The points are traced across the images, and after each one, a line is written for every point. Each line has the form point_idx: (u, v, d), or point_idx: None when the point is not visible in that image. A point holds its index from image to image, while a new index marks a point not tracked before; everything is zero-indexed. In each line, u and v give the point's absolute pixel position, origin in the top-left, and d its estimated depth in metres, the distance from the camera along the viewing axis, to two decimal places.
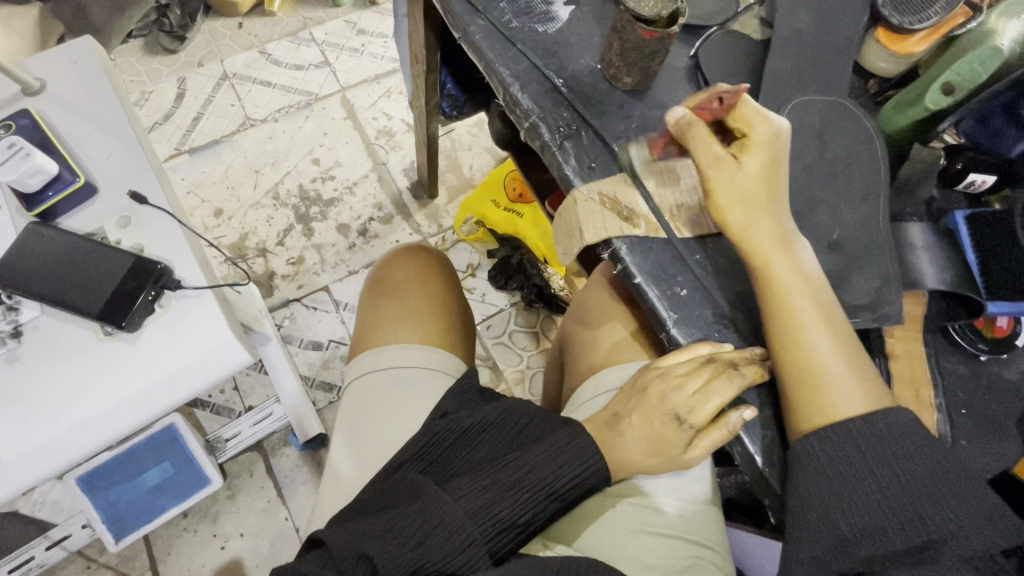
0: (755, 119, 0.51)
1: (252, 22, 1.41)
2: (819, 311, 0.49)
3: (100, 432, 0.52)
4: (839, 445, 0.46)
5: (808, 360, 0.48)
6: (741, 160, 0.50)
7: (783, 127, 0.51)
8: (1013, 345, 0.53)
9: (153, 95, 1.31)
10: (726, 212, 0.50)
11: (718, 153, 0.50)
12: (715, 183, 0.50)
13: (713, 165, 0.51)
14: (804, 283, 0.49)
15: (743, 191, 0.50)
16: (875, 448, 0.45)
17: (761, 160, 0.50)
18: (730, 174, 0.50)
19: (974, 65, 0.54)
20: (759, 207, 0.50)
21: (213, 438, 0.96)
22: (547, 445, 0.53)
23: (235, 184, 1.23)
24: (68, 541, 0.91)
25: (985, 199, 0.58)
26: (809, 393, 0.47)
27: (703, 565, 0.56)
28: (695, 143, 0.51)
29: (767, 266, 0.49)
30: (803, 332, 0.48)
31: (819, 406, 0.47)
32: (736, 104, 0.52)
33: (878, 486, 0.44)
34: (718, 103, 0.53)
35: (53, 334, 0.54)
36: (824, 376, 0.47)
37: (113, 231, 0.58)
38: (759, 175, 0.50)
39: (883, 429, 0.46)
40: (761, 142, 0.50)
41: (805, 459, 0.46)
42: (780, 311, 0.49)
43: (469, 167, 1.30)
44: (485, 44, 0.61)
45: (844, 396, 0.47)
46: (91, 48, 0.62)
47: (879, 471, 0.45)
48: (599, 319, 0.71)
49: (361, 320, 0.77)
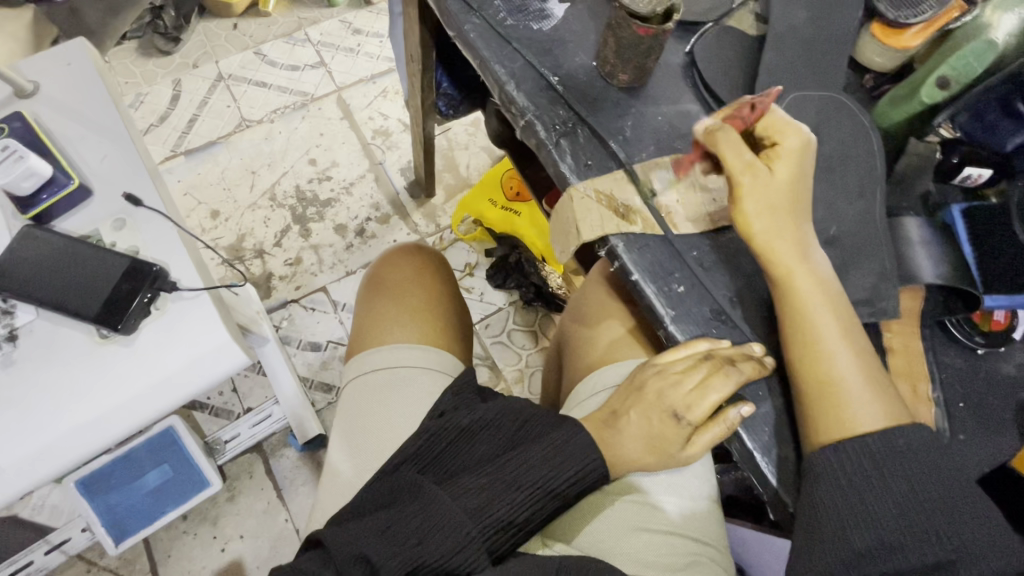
0: (786, 128, 0.50)
1: (247, 23, 1.40)
2: (840, 325, 0.48)
3: (97, 435, 0.52)
4: (856, 460, 0.46)
5: (828, 373, 0.47)
6: (770, 168, 0.49)
7: (813, 139, 0.50)
8: (1010, 338, 0.53)
9: (148, 97, 1.30)
10: (751, 220, 0.49)
11: (750, 159, 0.49)
12: (747, 189, 0.49)
13: (745, 172, 0.49)
14: (825, 296, 0.49)
15: (772, 198, 0.49)
16: (893, 465, 0.45)
17: (790, 170, 0.49)
18: (762, 181, 0.49)
19: (970, 59, 0.54)
20: (784, 216, 0.49)
21: (212, 440, 0.96)
22: (545, 444, 0.52)
23: (231, 185, 1.23)
24: (68, 545, 0.91)
25: (980, 192, 0.58)
26: (826, 405, 0.47)
27: (703, 562, 0.56)
28: (724, 149, 0.50)
29: (788, 277, 0.49)
30: (822, 345, 0.48)
31: (835, 417, 0.47)
32: (767, 113, 0.52)
33: (894, 502, 0.44)
34: (749, 110, 0.52)
35: (49, 338, 0.54)
36: (840, 388, 0.47)
37: (109, 233, 0.58)
38: (788, 183, 0.49)
39: (902, 446, 0.46)
40: (791, 150, 0.50)
41: (822, 472, 0.45)
42: (801, 324, 0.48)
43: (466, 167, 1.29)
44: (480, 43, 0.60)
45: (863, 411, 0.47)
46: (84, 50, 0.61)
47: (896, 488, 0.45)
48: (596, 317, 0.71)
49: (358, 320, 0.77)
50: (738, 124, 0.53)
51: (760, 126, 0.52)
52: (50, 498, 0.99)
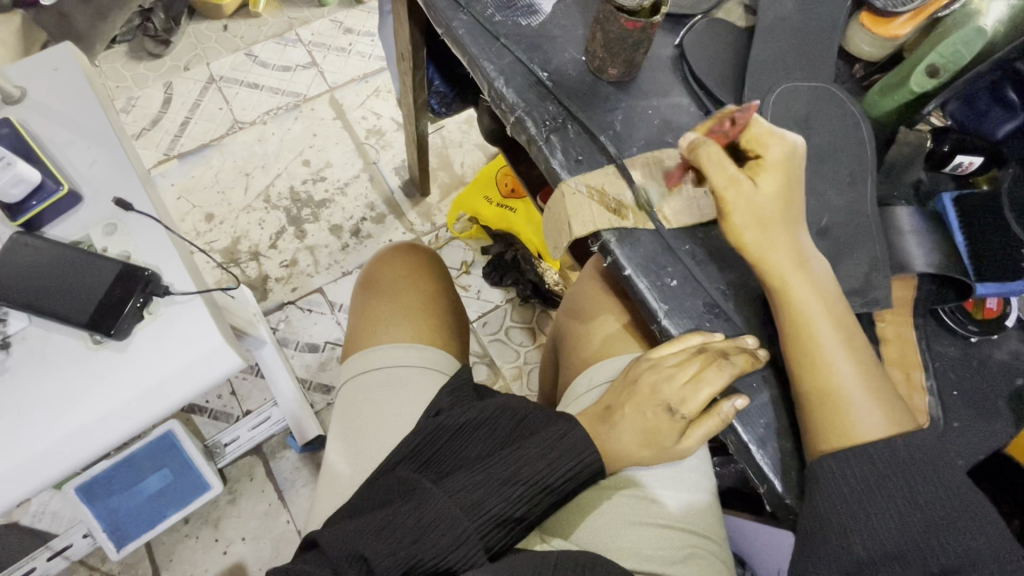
0: (769, 138, 0.50)
1: (237, 25, 1.40)
2: (840, 333, 0.48)
3: (88, 443, 0.51)
4: (858, 468, 0.45)
5: (829, 381, 0.47)
6: (755, 182, 0.49)
7: (799, 144, 0.50)
8: (1004, 326, 0.53)
9: (139, 101, 1.30)
10: (742, 231, 0.49)
11: (732, 172, 0.49)
12: (731, 204, 0.49)
13: (728, 185, 0.49)
14: (824, 302, 0.49)
15: (761, 210, 0.49)
16: (895, 474, 0.45)
17: (776, 182, 0.49)
18: (746, 195, 0.49)
19: (958, 46, 0.54)
20: (777, 222, 0.49)
21: (212, 444, 0.97)
22: (541, 439, 0.52)
23: (225, 188, 1.23)
24: (70, 551, 0.91)
25: (973, 180, 0.58)
26: (828, 414, 0.46)
27: (701, 555, 0.57)
28: (708, 164, 0.50)
29: (784, 278, 0.49)
30: (823, 353, 0.48)
31: (836, 425, 0.46)
32: (751, 124, 0.51)
33: (895, 511, 0.44)
34: (730, 124, 0.51)
35: (43, 345, 0.54)
36: (842, 397, 0.47)
37: (100, 238, 0.57)
38: (773, 194, 0.49)
39: (905, 456, 0.45)
40: (776, 162, 0.49)
41: (822, 479, 0.45)
42: (801, 332, 0.48)
43: (460, 164, 1.29)
44: (468, 39, 0.60)
45: (864, 419, 0.46)
46: (72, 55, 0.61)
47: (897, 498, 0.44)
48: (591, 312, 0.71)
49: (352, 322, 0.76)
50: (719, 138, 0.52)
51: (744, 138, 0.51)
52: (51, 504, 0.99)
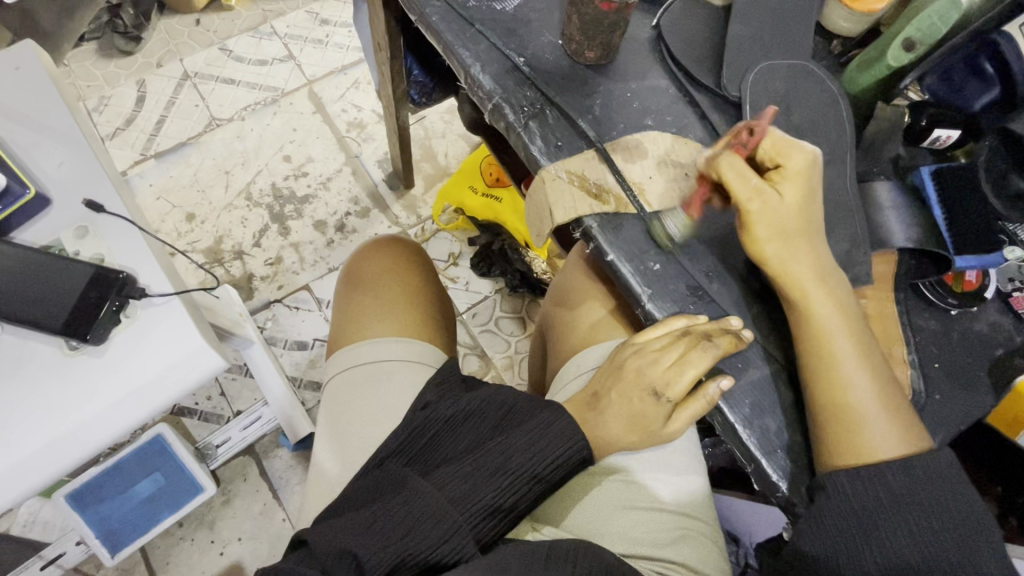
0: (789, 149, 0.50)
1: (210, 19, 1.37)
2: (856, 348, 0.48)
3: (69, 450, 0.50)
4: (869, 486, 0.45)
5: (845, 400, 0.47)
6: (777, 192, 0.49)
7: (818, 155, 0.50)
8: (982, 298, 0.54)
9: (111, 100, 1.27)
10: (763, 244, 0.49)
11: (754, 184, 0.49)
12: (755, 216, 0.49)
13: (753, 197, 0.49)
14: (840, 314, 0.48)
15: (783, 221, 0.48)
16: (908, 493, 0.45)
17: (799, 191, 0.49)
18: (771, 206, 0.49)
19: (934, 19, 0.54)
20: (796, 234, 0.49)
21: (203, 446, 0.95)
22: (528, 429, 0.52)
23: (205, 187, 1.21)
24: (63, 560, 0.88)
25: (949, 154, 0.58)
26: (843, 432, 0.46)
27: (692, 536, 0.57)
28: (730, 176, 0.49)
29: (804, 295, 0.48)
30: (839, 370, 0.47)
31: (852, 443, 0.46)
32: (766, 137, 0.51)
33: (906, 528, 0.44)
34: (748, 136, 0.52)
35: (18, 352, 0.53)
36: (860, 416, 0.46)
37: (71, 242, 0.56)
38: (797, 206, 0.49)
39: (920, 476, 0.45)
40: (797, 171, 0.49)
41: (832, 492, 0.45)
42: (818, 348, 0.48)
43: (444, 155, 1.28)
44: (442, 27, 0.59)
45: (878, 437, 0.46)
46: (34, 54, 0.59)
47: (910, 516, 0.45)
48: (577, 300, 0.70)
49: (337, 317, 0.75)
50: (739, 152, 0.52)
51: (760, 150, 0.51)
52: (41, 513, 0.98)
